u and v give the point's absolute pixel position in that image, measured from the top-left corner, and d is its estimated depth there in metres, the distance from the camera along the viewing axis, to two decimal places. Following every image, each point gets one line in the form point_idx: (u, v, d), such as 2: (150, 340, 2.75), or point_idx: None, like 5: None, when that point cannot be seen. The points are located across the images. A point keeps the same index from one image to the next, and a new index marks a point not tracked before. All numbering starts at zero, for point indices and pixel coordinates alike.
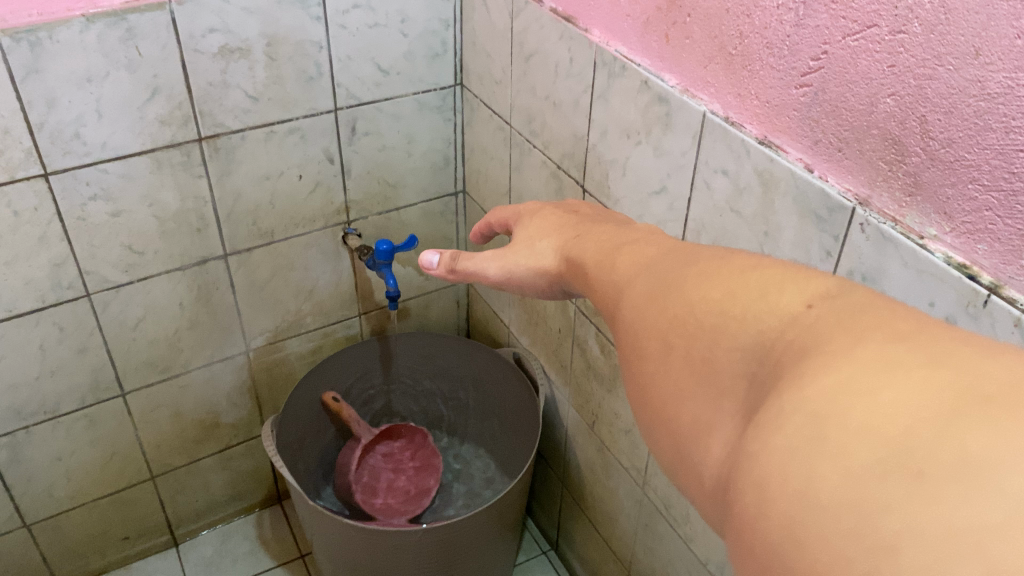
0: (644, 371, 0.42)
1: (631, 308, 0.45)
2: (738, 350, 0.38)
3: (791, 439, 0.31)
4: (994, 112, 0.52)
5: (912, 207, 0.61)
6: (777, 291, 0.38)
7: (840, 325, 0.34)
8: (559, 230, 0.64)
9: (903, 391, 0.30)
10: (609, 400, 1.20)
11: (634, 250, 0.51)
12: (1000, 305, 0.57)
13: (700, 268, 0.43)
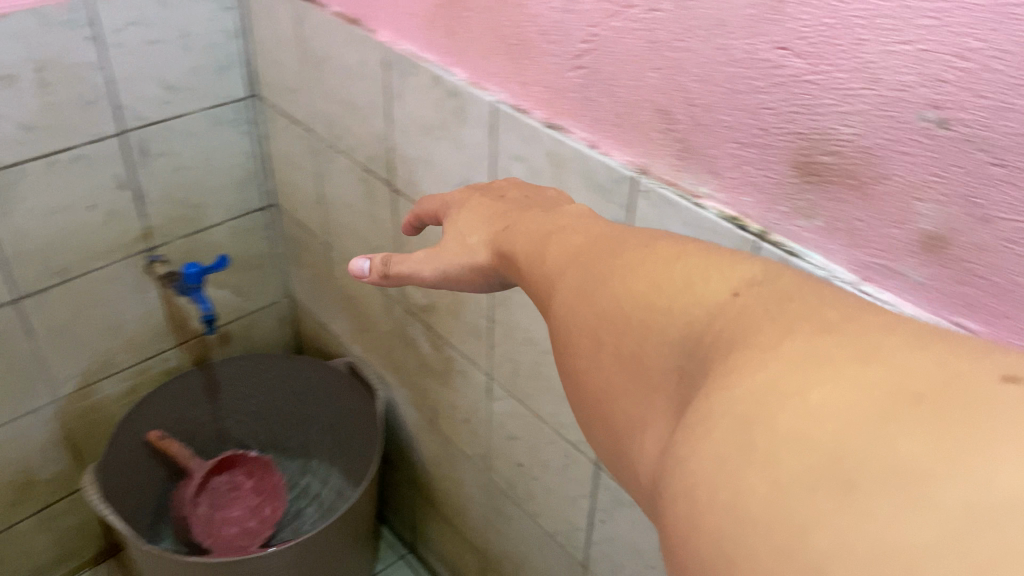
0: (579, 367, 0.39)
1: (562, 304, 0.41)
2: (666, 344, 0.36)
3: (718, 447, 0.29)
4: (741, 76, 0.58)
5: (686, 170, 0.66)
6: (703, 279, 0.36)
7: (769, 318, 0.33)
8: (493, 223, 0.55)
9: (835, 392, 0.28)
10: (444, 392, 1.21)
11: (564, 236, 0.46)
12: (768, 249, 0.62)
13: (628, 256, 0.40)
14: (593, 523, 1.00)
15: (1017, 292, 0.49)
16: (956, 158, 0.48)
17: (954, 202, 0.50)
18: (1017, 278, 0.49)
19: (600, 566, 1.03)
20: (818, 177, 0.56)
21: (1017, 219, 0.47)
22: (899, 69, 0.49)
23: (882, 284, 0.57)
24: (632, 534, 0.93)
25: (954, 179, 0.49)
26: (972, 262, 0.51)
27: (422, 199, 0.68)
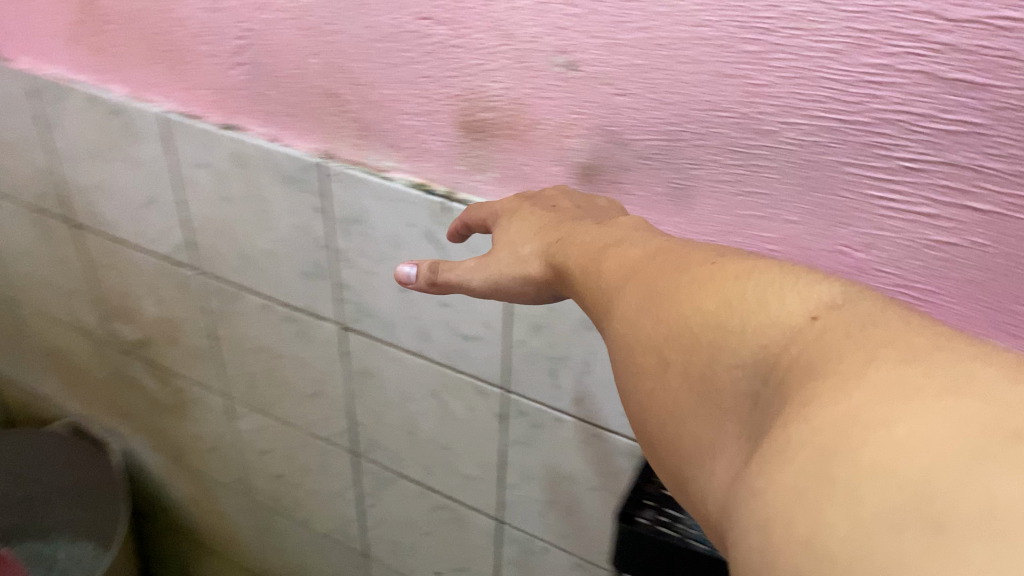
0: (643, 388, 0.33)
1: (624, 323, 0.36)
2: (739, 366, 0.29)
3: (796, 478, 0.23)
4: (395, 50, 0.61)
5: (368, 147, 0.68)
6: (777, 298, 0.29)
7: (849, 341, 0.26)
8: (553, 231, 0.49)
9: (924, 422, 0.22)
10: (183, 426, 1.15)
11: (625, 250, 0.41)
12: (456, 207, 0.65)
13: (692, 274, 0.34)
14: (364, 510, 1.01)
15: (662, 200, 0.57)
16: (589, 95, 0.55)
17: (597, 133, 0.56)
18: (659, 188, 0.57)
19: (380, 550, 1.04)
20: (483, 132, 0.61)
21: (648, 138, 0.55)
22: (525, 23, 0.54)
23: None
24: (403, 508, 0.95)
25: (592, 113, 0.55)
26: (624, 182, 0.58)
27: (468, 210, 0.60)
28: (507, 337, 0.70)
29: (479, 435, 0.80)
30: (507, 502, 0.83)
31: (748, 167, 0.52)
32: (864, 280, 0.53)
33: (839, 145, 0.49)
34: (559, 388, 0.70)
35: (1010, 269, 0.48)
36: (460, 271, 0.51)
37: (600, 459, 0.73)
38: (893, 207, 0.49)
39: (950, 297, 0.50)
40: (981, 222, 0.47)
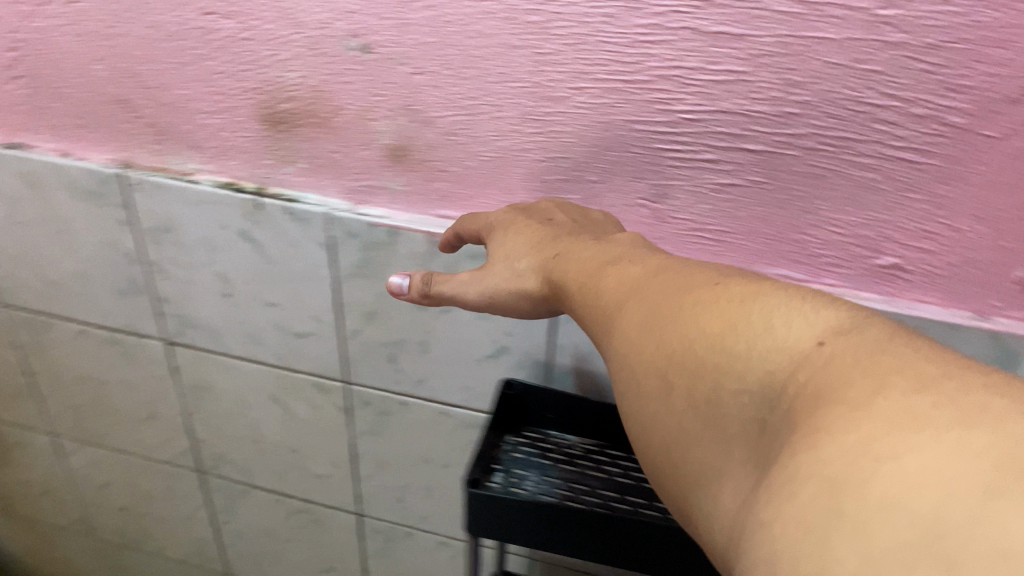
0: (648, 411, 0.31)
1: (627, 347, 0.34)
2: (746, 393, 0.27)
3: (805, 512, 0.21)
4: (183, 48, 0.59)
5: (168, 151, 0.66)
6: (782, 322, 0.27)
7: (858, 370, 0.24)
8: (551, 246, 0.47)
9: (937, 453, 0.20)
10: (6, 473, 1.07)
11: (626, 267, 0.38)
12: (270, 202, 0.64)
13: (695, 295, 0.31)
14: (219, 529, 0.97)
15: (471, 174, 0.58)
16: (387, 77, 0.55)
17: (400, 114, 0.57)
18: (467, 162, 0.58)
19: (242, 566, 1.01)
20: (287, 124, 0.60)
21: (449, 114, 0.56)
22: (313, 9, 0.54)
23: (374, 203, 0.63)
24: (260, 519, 0.93)
25: (392, 95, 0.56)
26: (432, 160, 0.59)
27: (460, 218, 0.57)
28: (339, 329, 0.70)
29: (325, 432, 0.79)
30: (364, 495, 0.83)
31: (547, 133, 0.55)
32: (665, 229, 0.57)
33: (625, 104, 0.52)
34: (399, 373, 0.71)
35: (786, 202, 0.53)
36: (453, 283, 0.49)
37: (448, 436, 0.74)
38: (681, 157, 0.53)
39: (741, 234, 0.55)
40: (757, 163, 0.51)
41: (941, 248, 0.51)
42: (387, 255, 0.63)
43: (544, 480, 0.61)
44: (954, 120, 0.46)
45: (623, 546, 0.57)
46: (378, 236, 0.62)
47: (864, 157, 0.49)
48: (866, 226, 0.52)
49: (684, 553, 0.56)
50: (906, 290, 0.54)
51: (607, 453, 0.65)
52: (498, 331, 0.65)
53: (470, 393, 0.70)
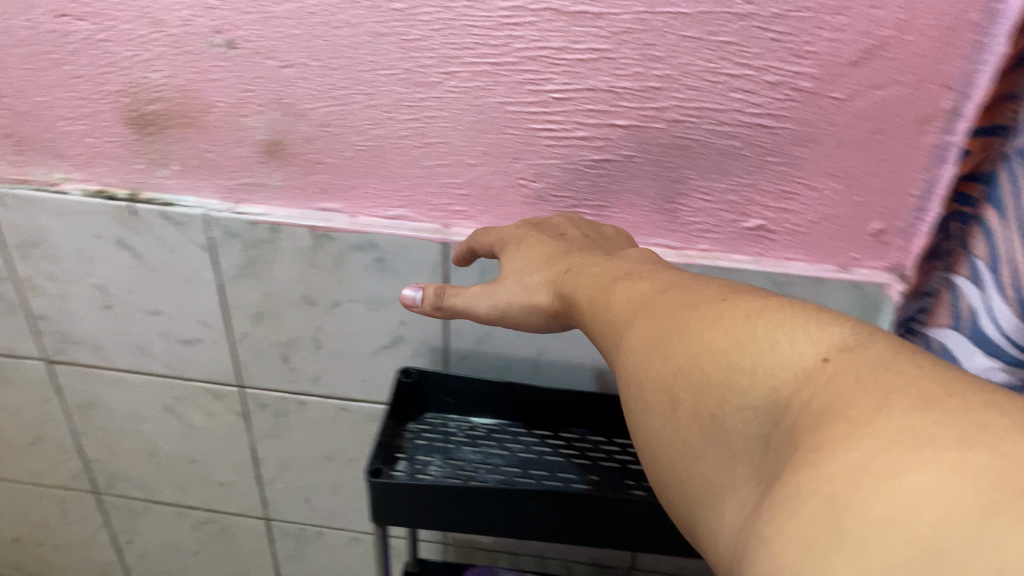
0: (654, 426, 0.30)
1: (635, 362, 0.33)
2: (750, 409, 0.26)
3: (807, 529, 0.21)
4: (37, 53, 0.56)
5: (30, 162, 0.63)
6: (787, 339, 0.26)
7: (862, 388, 0.23)
8: (562, 261, 0.47)
9: (940, 473, 0.19)
10: None
11: (636, 286, 0.37)
12: (143, 207, 0.62)
13: (701, 310, 0.31)
14: (122, 549, 0.94)
15: (350, 165, 0.58)
16: (255, 71, 0.54)
17: (271, 108, 0.56)
18: (344, 153, 0.58)
19: None
20: (155, 125, 0.59)
21: (322, 106, 0.55)
22: (172, 6, 0.52)
23: (253, 201, 0.62)
24: (163, 535, 0.90)
25: (262, 89, 0.55)
26: (309, 153, 0.58)
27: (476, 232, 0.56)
28: (229, 332, 0.68)
29: (224, 438, 0.78)
30: (270, 499, 0.82)
31: (422, 119, 0.55)
32: (546, 206, 0.58)
33: (496, 86, 0.52)
34: (295, 371, 0.70)
35: (657, 173, 0.55)
36: (464, 296, 0.49)
37: (351, 431, 0.73)
38: (554, 135, 0.54)
39: (618, 207, 0.57)
40: (627, 137, 0.53)
41: (802, 207, 0.54)
42: (271, 253, 0.62)
43: (449, 463, 0.61)
44: (804, 85, 0.49)
45: (530, 519, 0.58)
46: (259, 233, 0.62)
47: (726, 126, 0.52)
48: (732, 191, 0.55)
49: (590, 518, 0.58)
50: (773, 249, 0.57)
51: (508, 431, 0.66)
52: (392, 321, 0.65)
53: (369, 385, 0.70)
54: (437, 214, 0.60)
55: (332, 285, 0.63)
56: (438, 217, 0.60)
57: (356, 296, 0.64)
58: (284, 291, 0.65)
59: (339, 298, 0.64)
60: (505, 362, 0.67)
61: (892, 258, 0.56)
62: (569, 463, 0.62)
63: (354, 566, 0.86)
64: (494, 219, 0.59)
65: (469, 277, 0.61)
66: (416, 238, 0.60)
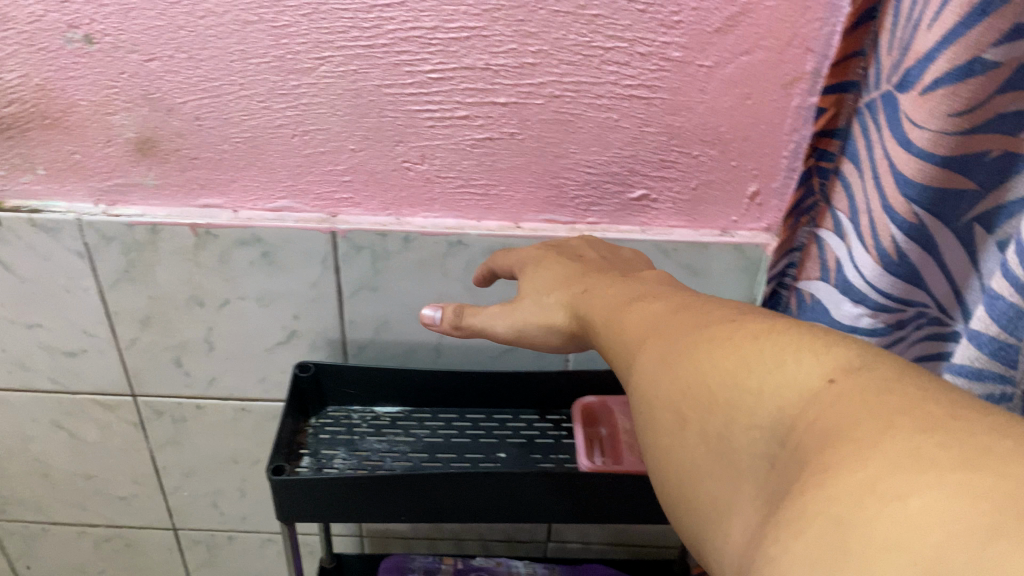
0: (657, 449, 0.28)
1: (642, 384, 0.30)
2: (755, 429, 0.24)
3: (811, 552, 0.19)
4: None
5: None
6: (794, 360, 0.25)
7: (865, 410, 0.21)
8: (579, 282, 0.45)
9: (945, 500, 0.18)
10: None
11: (646, 308, 0.35)
12: (9, 216, 0.59)
13: (709, 331, 0.29)
14: None
15: (228, 158, 0.56)
16: (117, 66, 0.52)
17: (139, 103, 0.54)
18: (221, 146, 0.56)
19: None
20: (13, 128, 0.55)
21: (192, 99, 0.53)
22: (20, 2, 0.49)
23: (128, 202, 0.59)
24: (63, 558, 0.86)
25: (127, 85, 0.53)
26: (183, 148, 0.56)
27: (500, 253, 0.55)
28: (115, 340, 0.66)
29: (120, 452, 0.74)
30: (176, 508, 0.79)
31: (298, 107, 0.54)
32: (434, 188, 0.57)
33: (371, 70, 0.52)
34: (189, 375, 0.68)
35: (540, 149, 0.55)
36: (483, 316, 0.48)
37: (254, 430, 0.72)
38: (435, 116, 0.54)
39: (504, 184, 0.57)
40: (507, 114, 0.53)
41: (682, 174, 0.56)
42: (152, 254, 0.60)
43: (353, 455, 0.61)
44: (674, 54, 0.50)
45: (438, 504, 0.58)
46: (137, 235, 0.59)
47: (602, 98, 0.52)
48: (615, 162, 0.55)
49: (496, 496, 0.58)
50: (657, 217, 0.58)
51: (414, 417, 0.65)
52: (285, 316, 0.64)
53: (268, 383, 0.68)
54: (322, 203, 0.58)
55: (219, 284, 0.62)
56: (324, 206, 0.59)
57: (245, 293, 0.62)
58: (169, 293, 0.63)
59: (228, 296, 0.63)
60: (405, 348, 0.66)
61: (771, 218, 0.58)
62: (475, 444, 0.62)
63: (270, 566, 0.85)
64: (381, 205, 0.58)
65: (359, 265, 0.60)
66: (303, 229, 0.59)
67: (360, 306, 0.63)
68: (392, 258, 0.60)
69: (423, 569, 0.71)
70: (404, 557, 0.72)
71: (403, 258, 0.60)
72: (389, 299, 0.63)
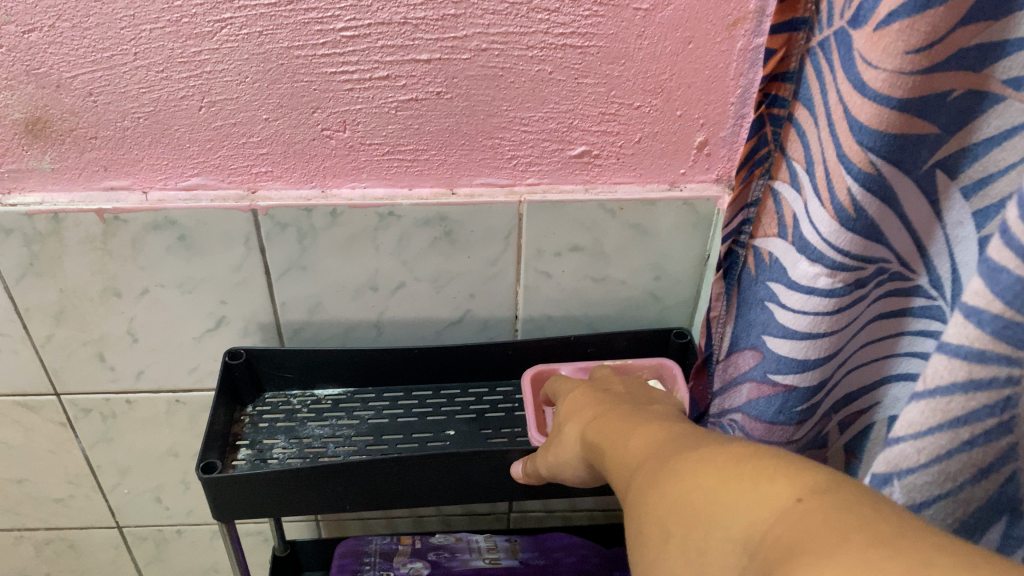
0: (643, 560, 0.28)
1: (637, 498, 0.30)
2: (729, 540, 0.25)
3: None
4: None
5: None
6: (768, 480, 0.26)
7: (828, 528, 0.23)
8: (594, 408, 0.44)
9: None
10: None
11: (649, 430, 0.35)
12: None
13: (696, 454, 0.30)
14: None
15: (130, 136, 0.51)
16: None
17: (22, 80, 0.48)
18: (121, 123, 0.51)
19: None
20: None
21: (83, 72, 0.48)
22: None
23: (23, 188, 0.53)
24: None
25: (6, 60, 0.47)
26: (79, 128, 0.51)
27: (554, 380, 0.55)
28: (28, 338, 0.61)
29: (49, 453, 0.70)
30: (117, 506, 0.75)
31: (202, 76, 0.49)
32: (359, 157, 0.53)
33: (279, 30, 0.47)
34: (114, 370, 0.63)
35: (470, 109, 0.51)
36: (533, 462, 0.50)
37: (189, 423, 0.68)
38: (353, 78, 0.49)
39: (435, 148, 0.53)
40: (431, 72, 0.49)
41: (624, 127, 0.52)
42: (56, 246, 0.55)
43: (294, 443, 0.57)
44: None
45: (383, 490, 0.55)
46: (38, 225, 0.54)
47: (534, 49, 0.48)
48: (551, 118, 0.51)
49: (445, 479, 0.55)
50: (600, 175, 0.55)
51: (356, 398, 0.62)
52: (211, 302, 0.60)
53: (200, 372, 0.64)
54: (239, 178, 0.54)
55: (133, 272, 0.57)
56: (242, 181, 0.54)
57: (164, 280, 0.58)
58: (81, 286, 0.58)
59: (146, 285, 0.58)
60: (342, 328, 0.62)
61: (720, 170, 0.54)
62: (422, 423, 0.59)
63: (221, 556, 0.82)
64: (304, 177, 0.54)
65: (285, 243, 0.56)
66: (219, 209, 0.54)
67: (290, 287, 0.59)
68: (319, 235, 0.56)
69: (379, 552, 0.66)
70: (359, 539, 0.67)
71: (331, 235, 0.56)
72: (321, 278, 0.59)
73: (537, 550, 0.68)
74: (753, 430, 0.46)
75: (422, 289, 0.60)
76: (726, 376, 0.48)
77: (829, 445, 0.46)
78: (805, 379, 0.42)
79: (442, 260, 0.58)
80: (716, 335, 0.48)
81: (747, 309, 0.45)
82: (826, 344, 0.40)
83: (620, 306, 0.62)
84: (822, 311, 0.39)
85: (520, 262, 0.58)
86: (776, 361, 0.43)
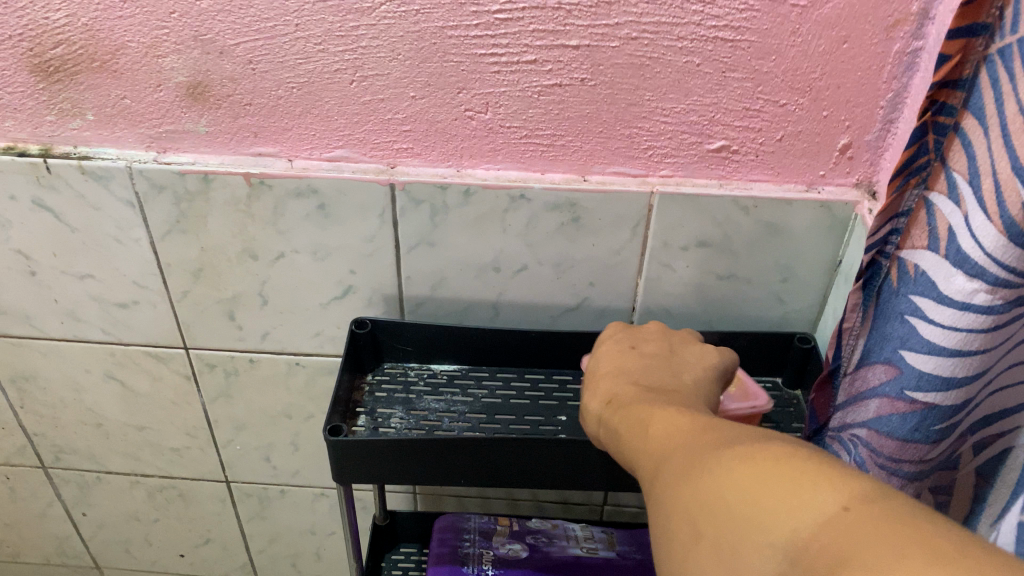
0: (674, 555, 0.30)
1: (669, 486, 0.32)
2: (770, 544, 0.26)
3: None
4: None
5: None
6: (810, 483, 0.27)
7: (876, 538, 0.24)
8: (625, 383, 0.45)
9: None
10: None
11: (672, 419, 0.37)
12: (58, 162, 0.56)
13: (724, 451, 0.31)
14: (74, 524, 0.89)
15: (283, 104, 0.53)
16: (167, 5, 0.49)
17: (189, 45, 0.51)
18: (276, 92, 0.53)
19: (110, 559, 0.93)
20: (61, 71, 0.52)
21: (245, 41, 0.50)
22: None
23: (179, 148, 0.56)
24: (117, 505, 0.85)
25: (177, 25, 0.50)
26: (236, 94, 0.53)
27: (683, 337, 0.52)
28: (165, 292, 0.64)
29: (172, 403, 0.73)
30: (228, 461, 0.79)
31: (357, 50, 0.50)
32: (497, 138, 0.54)
33: (435, 9, 0.48)
34: (241, 329, 0.66)
35: (612, 96, 0.51)
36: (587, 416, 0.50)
37: (304, 386, 0.70)
38: (501, 61, 0.50)
39: (572, 135, 0.53)
40: (579, 58, 0.49)
41: (766, 124, 0.52)
42: (202, 206, 0.58)
43: (411, 414, 0.58)
44: None
45: (503, 467, 0.55)
46: (188, 184, 0.57)
47: (684, 40, 0.48)
48: (693, 111, 0.51)
49: (563, 463, 0.55)
50: (737, 171, 0.54)
51: (471, 376, 0.63)
52: (341, 271, 0.62)
53: (322, 338, 0.67)
54: (380, 153, 0.55)
55: (272, 236, 0.60)
56: (383, 156, 0.56)
57: (299, 246, 0.60)
58: (221, 247, 0.60)
59: (281, 249, 0.60)
60: (461, 306, 0.64)
61: (861, 174, 0.54)
62: (535, 407, 0.60)
63: (320, 519, 0.85)
64: (441, 155, 0.55)
65: (417, 219, 0.58)
66: (360, 180, 0.56)
67: (417, 262, 0.61)
68: (450, 214, 0.57)
69: (479, 530, 0.67)
70: (459, 516, 0.69)
71: (461, 214, 0.57)
72: (447, 256, 0.60)
73: (634, 545, 0.68)
74: (882, 447, 0.45)
75: (543, 273, 0.61)
76: (852, 389, 0.47)
77: (960, 466, 0.45)
78: (948, 398, 0.41)
79: (566, 245, 0.59)
80: (847, 346, 0.47)
81: (883, 321, 0.44)
82: (977, 361, 0.40)
83: (740, 305, 0.61)
84: (975, 328, 0.38)
85: (644, 253, 0.58)
86: (917, 378, 0.42)
